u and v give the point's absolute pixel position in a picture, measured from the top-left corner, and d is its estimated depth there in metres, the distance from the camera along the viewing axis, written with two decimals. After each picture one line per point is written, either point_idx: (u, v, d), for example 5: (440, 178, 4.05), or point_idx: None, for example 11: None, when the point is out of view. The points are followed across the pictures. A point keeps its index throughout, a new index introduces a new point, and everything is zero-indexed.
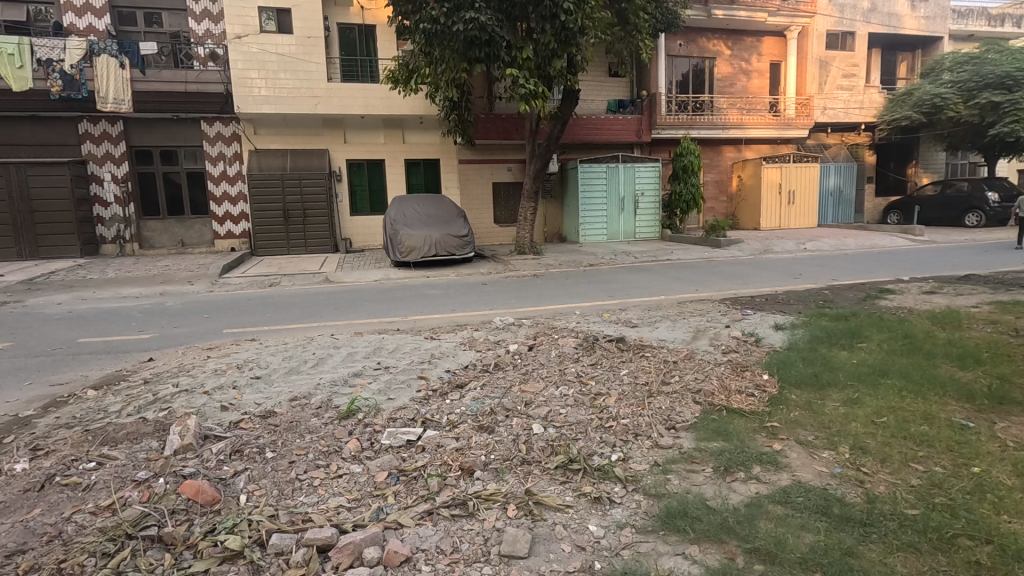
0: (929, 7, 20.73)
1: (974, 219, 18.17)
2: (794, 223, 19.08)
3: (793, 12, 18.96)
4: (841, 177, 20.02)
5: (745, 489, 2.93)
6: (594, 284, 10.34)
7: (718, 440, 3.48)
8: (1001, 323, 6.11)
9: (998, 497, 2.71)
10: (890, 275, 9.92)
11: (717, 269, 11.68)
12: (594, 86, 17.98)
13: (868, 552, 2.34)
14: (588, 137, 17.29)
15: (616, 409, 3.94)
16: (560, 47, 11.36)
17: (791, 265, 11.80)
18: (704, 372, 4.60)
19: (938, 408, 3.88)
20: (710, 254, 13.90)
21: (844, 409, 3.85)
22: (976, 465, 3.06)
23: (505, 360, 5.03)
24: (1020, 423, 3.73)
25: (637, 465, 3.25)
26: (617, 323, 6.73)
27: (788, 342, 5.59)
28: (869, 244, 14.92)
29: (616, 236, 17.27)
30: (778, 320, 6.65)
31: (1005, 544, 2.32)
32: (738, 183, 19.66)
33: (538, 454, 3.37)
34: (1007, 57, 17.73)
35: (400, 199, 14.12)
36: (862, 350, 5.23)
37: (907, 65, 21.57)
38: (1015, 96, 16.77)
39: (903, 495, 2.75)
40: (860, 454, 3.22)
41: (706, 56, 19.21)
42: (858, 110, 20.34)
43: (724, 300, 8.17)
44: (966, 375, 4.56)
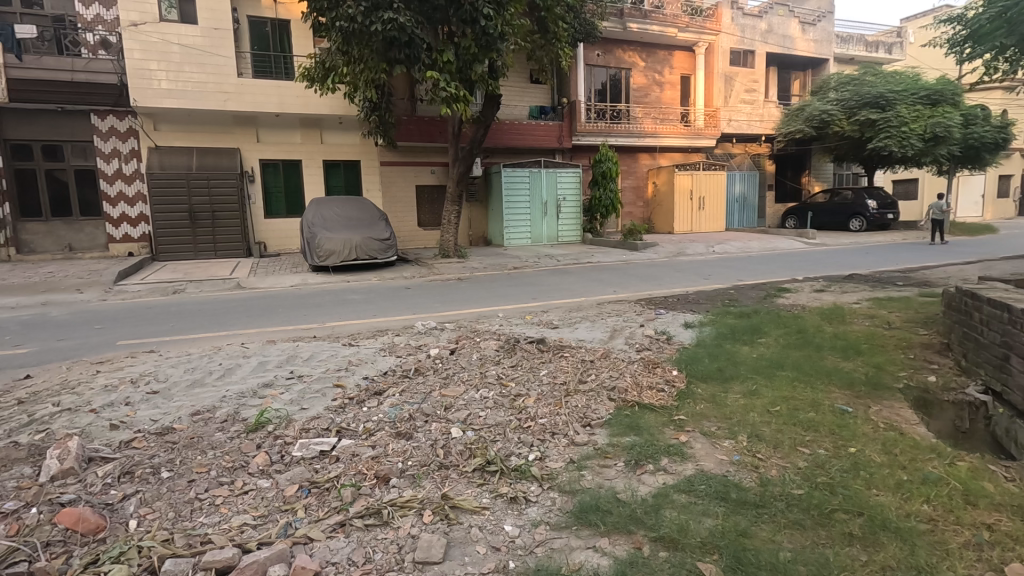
0: (817, 31, 22.79)
1: (858, 224, 20.08)
2: (704, 227, 20.26)
3: (701, 29, 20.21)
4: (745, 184, 21.55)
5: (654, 480, 3.07)
6: (518, 287, 10.47)
7: (630, 435, 3.63)
8: (877, 317, 6.81)
9: (870, 473, 3.01)
10: (786, 276, 10.76)
11: (634, 271, 12.19)
12: (516, 92, 18.24)
13: (760, 531, 2.52)
14: (512, 142, 17.51)
15: (535, 409, 4.01)
16: (481, 52, 11.43)
17: (702, 267, 12.53)
18: (618, 370, 4.79)
19: (824, 396, 4.26)
20: (628, 257, 14.49)
21: (744, 400, 4.14)
22: (853, 446, 3.39)
23: (425, 365, 4.97)
24: (889, 407, 4.18)
25: (554, 463, 3.32)
26: (538, 325, 6.87)
27: (696, 339, 5.95)
28: (769, 247, 16.13)
29: (539, 240, 17.54)
30: (688, 319, 7.03)
31: (874, 516, 2.58)
32: (653, 190, 20.62)
33: (455, 458, 3.36)
34: (881, 80, 19.86)
35: (318, 201, 13.61)
36: (761, 345, 5.65)
37: (799, 83, 23.60)
38: (888, 115, 18.78)
39: (791, 477, 2.99)
40: (757, 441, 3.47)
41: (622, 66, 20.00)
42: (759, 123, 21.98)
43: (640, 300, 8.55)
44: (848, 365, 5.03)
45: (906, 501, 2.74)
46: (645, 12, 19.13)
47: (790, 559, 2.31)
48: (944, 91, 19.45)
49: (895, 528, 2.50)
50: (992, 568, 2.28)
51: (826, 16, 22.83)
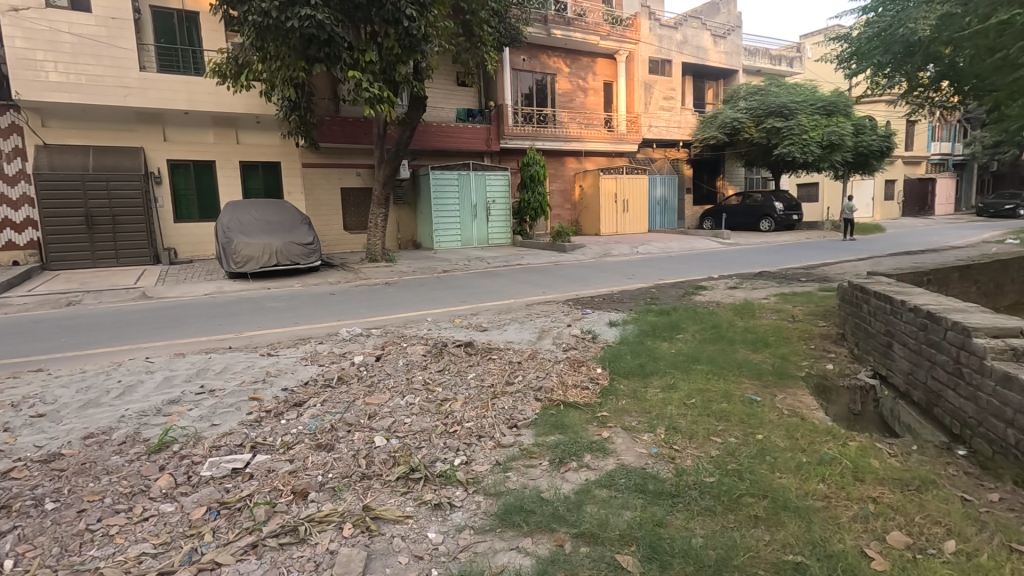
0: (727, 44, 24.28)
1: (767, 224, 21.50)
2: (629, 228, 21.00)
3: (621, 38, 20.98)
4: (666, 188, 22.56)
5: (577, 477, 3.13)
6: (448, 290, 10.39)
7: (555, 434, 3.68)
8: (782, 311, 7.31)
9: (775, 458, 3.22)
10: (704, 274, 11.34)
11: (563, 272, 12.41)
12: (443, 94, 18.13)
13: (675, 520, 2.63)
14: (440, 145, 17.34)
15: (462, 413, 3.99)
16: (405, 53, 11.28)
17: (627, 267, 12.97)
18: (544, 371, 4.85)
19: (734, 387, 4.52)
20: (557, 259, 14.75)
21: (662, 394, 4.32)
22: (760, 432, 3.61)
23: (349, 373, 4.81)
24: (792, 394, 4.50)
25: (479, 466, 3.30)
26: (467, 328, 6.84)
27: (620, 337, 6.14)
28: (689, 247, 16.97)
29: (469, 242, 17.49)
30: (613, 317, 7.24)
31: (776, 498, 2.76)
32: (580, 192, 21.12)
33: (378, 467, 3.27)
34: (784, 91, 21.44)
35: (234, 204, 12.90)
36: (680, 340, 5.92)
37: (713, 92, 25.02)
38: (791, 124, 20.29)
39: (704, 466, 3.15)
40: (673, 433, 3.63)
41: (548, 71, 20.32)
42: (677, 129, 23.09)
43: (568, 301, 8.70)
44: (756, 357, 5.37)
45: (805, 481, 2.95)
46: (568, 20, 19.63)
47: (701, 544, 2.43)
48: (838, 102, 21.26)
49: (794, 507, 2.68)
50: (876, 537, 2.49)
51: (734, 30, 24.40)
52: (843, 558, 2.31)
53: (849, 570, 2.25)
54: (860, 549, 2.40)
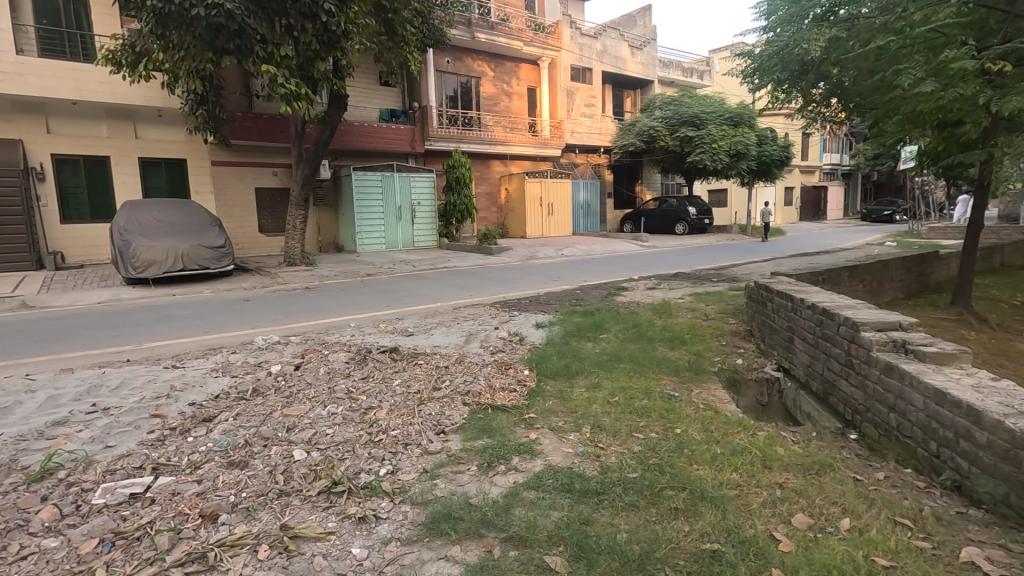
0: (643, 55, 25.42)
1: (682, 228, 22.68)
2: (554, 231, 21.41)
3: (544, 44, 21.38)
4: (589, 192, 23.19)
5: (505, 480, 3.12)
6: (373, 294, 10.10)
7: (483, 438, 3.67)
8: (697, 310, 7.72)
9: (692, 451, 3.38)
10: (625, 275, 11.77)
11: (490, 274, 12.45)
12: (364, 92, 17.66)
13: (601, 518, 2.69)
14: (362, 145, 16.83)
15: (387, 422, 3.87)
16: (323, 50, 10.86)
17: (552, 269, 13.21)
18: (472, 374, 4.82)
19: (655, 383, 4.71)
20: (484, 261, 14.78)
21: (587, 394, 4.43)
22: (678, 427, 3.78)
23: (265, 384, 4.53)
24: (706, 389, 4.75)
25: (406, 475, 3.22)
26: (393, 332, 6.69)
27: (546, 338, 6.24)
28: (611, 249, 17.56)
29: (394, 245, 17.13)
30: (539, 319, 7.33)
31: (694, 489, 2.89)
32: (506, 196, 21.26)
33: (297, 483, 3.11)
34: (695, 103, 22.74)
35: (132, 204, 11.86)
36: (603, 340, 6.09)
37: (631, 100, 26.08)
38: (702, 133, 21.56)
39: (627, 462, 3.25)
40: (598, 431, 3.72)
41: (472, 74, 20.30)
42: (599, 135, 23.83)
43: (494, 303, 8.73)
44: (674, 354, 5.63)
45: (720, 471, 3.12)
46: (491, 24, 19.74)
47: (626, 539, 2.50)
48: (743, 114, 22.83)
49: (710, 497, 2.82)
50: (782, 520, 2.67)
51: (650, 43, 25.59)
52: (754, 543, 2.45)
53: (759, 553, 2.40)
54: (769, 533, 2.56)
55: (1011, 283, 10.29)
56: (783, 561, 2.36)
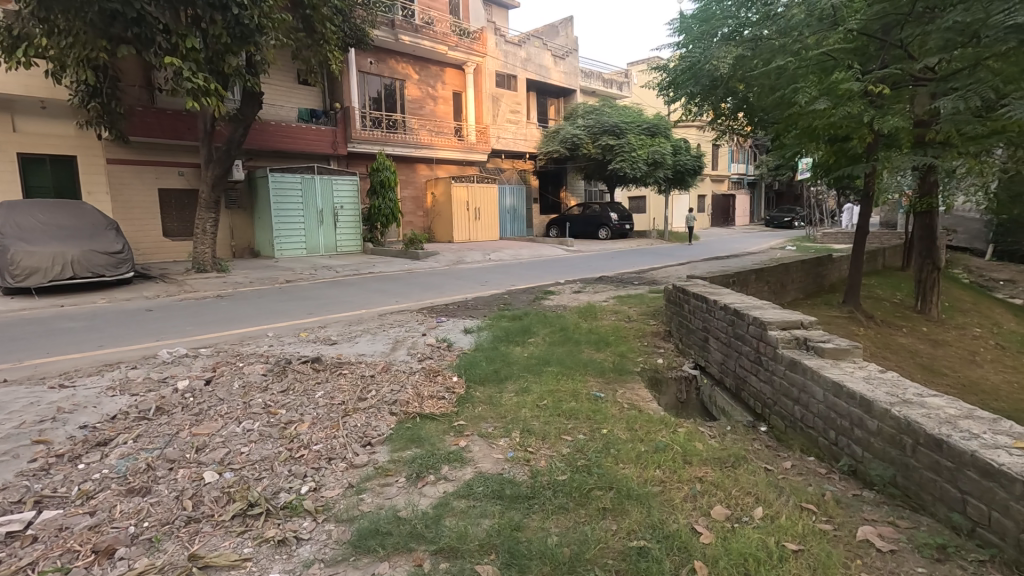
0: (566, 65, 26.15)
1: (605, 233, 23.47)
2: (481, 235, 21.45)
3: (469, 50, 21.41)
4: (516, 197, 23.40)
5: (435, 490, 3.06)
6: (293, 302, 9.63)
7: (411, 448, 3.58)
8: (621, 312, 7.98)
9: (619, 450, 3.47)
10: (551, 280, 11.97)
11: (417, 280, 12.24)
12: (281, 91, 16.88)
13: (531, 522, 2.70)
14: (279, 145, 16.03)
15: (309, 436, 3.69)
16: (235, 44, 10.26)
17: (480, 274, 13.21)
18: (399, 383, 4.69)
19: (582, 386, 4.80)
20: (410, 266, 14.52)
21: (516, 398, 4.44)
22: (604, 427, 3.87)
23: (170, 402, 4.17)
24: (630, 389, 4.91)
25: (329, 492, 3.07)
26: (314, 341, 6.41)
27: (475, 343, 6.22)
28: (537, 254, 17.81)
29: (315, 250, 16.47)
30: (468, 324, 7.29)
31: (621, 488, 2.97)
32: (432, 200, 21.00)
33: (209, 507, 2.88)
34: (615, 112, 23.64)
35: (10, 204, 10.60)
36: (531, 344, 6.14)
37: (555, 107, 26.82)
38: (622, 142, 22.43)
39: (556, 464, 3.28)
40: (528, 435, 3.74)
41: (396, 76, 19.93)
42: (524, 141, 24.15)
43: (421, 309, 8.59)
44: (600, 355, 5.78)
45: (644, 469, 3.23)
46: (415, 26, 19.51)
47: (556, 543, 2.51)
48: (659, 125, 23.99)
49: (636, 495, 2.91)
50: (703, 513, 2.80)
51: (572, 53, 26.36)
52: (678, 538, 2.55)
53: (682, 547, 2.49)
54: (691, 526, 2.67)
55: (891, 283, 11.50)
56: (705, 553, 2.46)
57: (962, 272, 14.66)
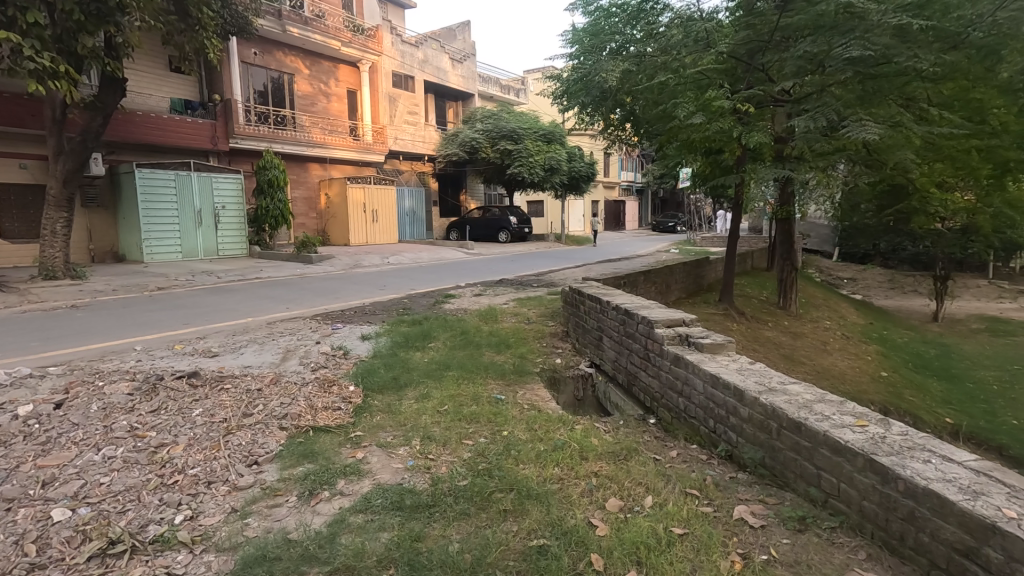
0: (463, 69, 26.27)
1: (505, 236, 23.82)
2: (379, 238, 20.81)
3: (363, 47, 20.73)
4: (415, 199, 23.01)
5: (329, 507, 2.91)
6: (168, 310, 8.73)
7: (304, 464, 3.38)
8: (520, 314, 8.12)
9: (519, 451, 3.51)
10: (451, 283, 11.91)
11: (310, 285, 11.61)
12: (149, 78, 15.31)
13: (431, 531, 2.65)
14: (147, 138, 14.48)
15: (183, 459, 3.35)
16: (91, 23, 9.16)
17: (380, 278, 12.82)
18: (290, 396, 4.40)
19: (482, 389, 4.80)
20: (302, 271, 13.74)
21: (416, 405, 4.35)
22: (506, 429, 3.91)
23: (8, 431, 3.58)
24: (529, 389, 5.01)
25: (209, 519, 2.80)
26: (191, 354, 5.84)
27: (373, 350, 6.00)
28: (438, 257, 17.64)
29: (193, 254, 15.07)
30: (365, 331, 7.02)
31: (521, 489, 3.01)
32: (326, 201, 20.02)
33: (58, 550, 2.52)
34: (513, 118, 24.10)
35: None
36: (431, 349, 6.06)
37: (454, 111, 26.75)
38: (519, 147, 22.91)
39: (457, 470, 3.26)
40: (428, 442, 3.68)
41: (284, 70, 18.80)
42: (422, 143, 23.87)
43: (315, 316, 8.16)
44: (500, 358, 5.83)
45: (544, 468, 3.29)
46: (305, 19, 18.55)
47: (457, 550, 2.49)
48: (554, 132, 24.80)
49: (535, 494, 2.96)
50: (599, 506, 2.91)
51: (469, 57, 26.55)
52: (575, 533, 2.63)
53: (579, 542, 2.57)
54: (587, 520, 2.76)
55: (758, 282, 12.76)
56: (601, 545, 2.55)
57: (815, 271, 16.64)
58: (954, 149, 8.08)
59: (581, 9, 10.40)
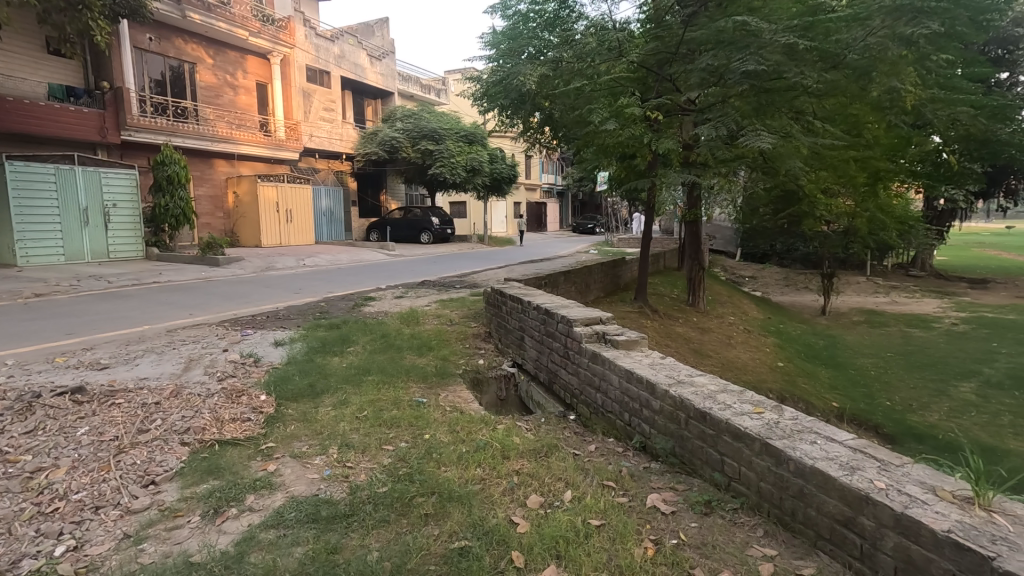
0: (382, 66, 25.67)
1: (427, 237, 23.54)
2: (294, 239, 19.88)
3: (274, 38, 19.69)
4: (332, 199, 22.20)
5: (237, 525, 2.73)
6: (48, 319, 7.85)
7: (208, 480, 3.16)
8: (443, 316, 8.05)
9: (441, 454, 3.48)
10: (372, 285, 11.61)
11: (218, 289, 10.88)
12: (22, 61, 13.70)
13: (349, 542, 2.56)
14: (22, 127, 12.95)
15: (66, 484, 3.02)
16: None
17: (295, 281, 12.27)
18: (193, 408, 4.10)
19: (403, 393, 4.71)
20: (208, 274, 12.84)
21: (334, 412, 4.19)
22: (427, 432, 3.86)
23: None
24: (451, 391, 4.98)
25: (96, 548, 2.55)
26: (76, 367, 5.28)
27: (287, 357, 5.71)
28: (357, 259, 17.11)
29: (79, 256, 13.68)
30: (278, 336, 6.67)
31: (442, 492, 2.98)
32: (234, 199, 18.81)
33: None
34: (434, 118, 23.90)
35: None
36: (350, 354, 5.86)
37: (372, 109, 26.10)
38: (440, 147, 22.77)
39: (377, 476, 3.18)
40: (346, 450, 3.56)
41: (184, 58, 17.48)
42: (340, 141, 23.03)
43: (222, 322, 7.65)
44: (422, 360, 5.75)
45: (466, 469, 3.29)
46: (208, 5, 17.33)
47: (376, 558, 2.43)
48: (476, 133, 24.85)
49: (457, 496, 2.95)
50: (520, 504, 2.95)
51: (388, 55, 26.00)
52: (496, 532, 2.64)
53: (500, 540, 2.59)
54: (509, 519, 2.79)
55: (670, 281, 13.47)
56: (522, 542, 2.59)
57: (720, 270, 17.80)
58: (836, 158, 8.94)
59: (500, 12, 10.50)
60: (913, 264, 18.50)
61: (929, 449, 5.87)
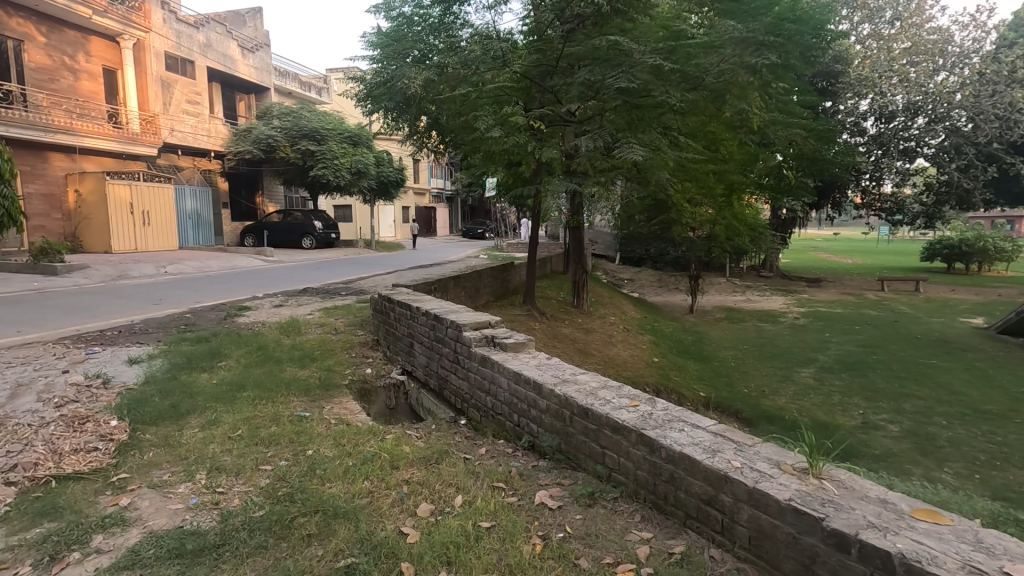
0: (255, 59, 23.95)
1: (309, 242, 22.30)
2: (152, 244, 17.84)
3: (125, 19, 17.58)
4: (197, 200, 20.28)
5: (79, 571, 2.39)
6: None
7: (42, 524, 2.73)
8: (326, 324, 7.67)
9: (326, 469, 3.31)
10: (247, 294, 10.77)
11: (55, 301, 9.45)
12: None
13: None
14: None
15: None
16: None
17: (154, 290, 11.02)
18: (20, 442, 3.51)
19: (283, 408, 4.42)
20: (41, 284, 11.10)
21: (202, 433, 3.82)
22: (310, 448, 3.65)
23: None
24: (336, 403, 4.74)
25: None
26: None
27: (144, 375, 5.10)
28: (230, 265, 15.78)
29: None
30: (133, 353, 5.93)
31: (326, 509, 2.83)
32: (75, 198, 16.43)
33: None
34: (314, 117, 22.76)
35: None
36: (221, 369, 5.38)
37: (245, 104, 24.25)
38: (322, 148, 21.76)
39: (253, 500, 2.94)
40: (216, 474, 3.26)
41: (8, 34, 15.03)
42: (206, 137, 21.02)
43: (62, 340, 6.65)
44: (303, 372, 5.43)
45: (352, 483, 3.15)
46: None
47: None
48: (361, 134, 24.05)
49: (343, 512, 2.82)
50: (409, 514, 2.89)
51: (262, 48, 24.33)
52: (385, 545, 2.57)
53: (389, 553, 2.52)
54: (398, 531, 2.72)
55: (556, 284, 14.00)
56: (411, 552, 2.54)
57: (602, 273, 18.84)
58: (698, 170, 9.83)
59: (384, 13, 10.29)
60: (764, 266, 20.92)
61: (778, 429, 6.67)
